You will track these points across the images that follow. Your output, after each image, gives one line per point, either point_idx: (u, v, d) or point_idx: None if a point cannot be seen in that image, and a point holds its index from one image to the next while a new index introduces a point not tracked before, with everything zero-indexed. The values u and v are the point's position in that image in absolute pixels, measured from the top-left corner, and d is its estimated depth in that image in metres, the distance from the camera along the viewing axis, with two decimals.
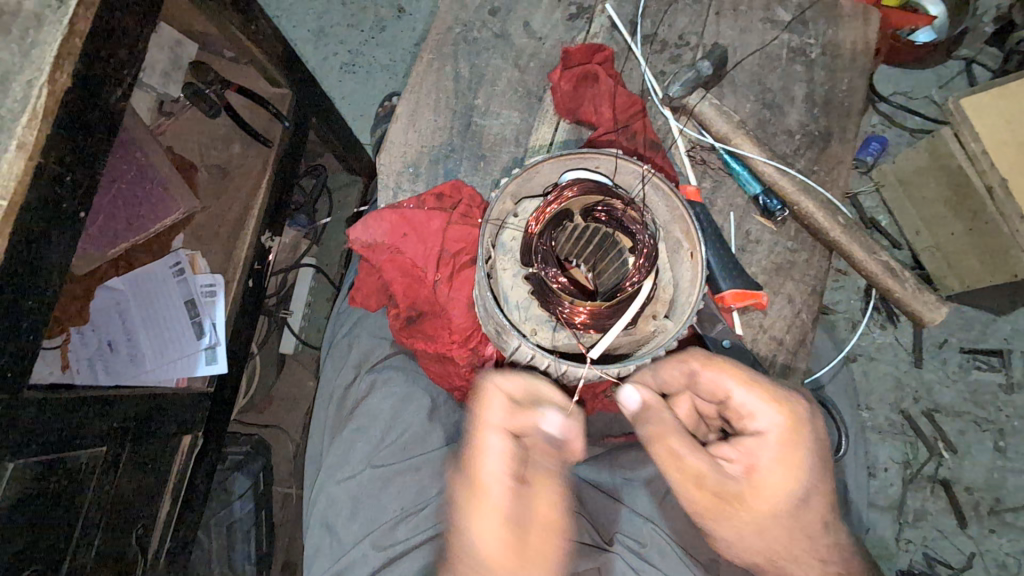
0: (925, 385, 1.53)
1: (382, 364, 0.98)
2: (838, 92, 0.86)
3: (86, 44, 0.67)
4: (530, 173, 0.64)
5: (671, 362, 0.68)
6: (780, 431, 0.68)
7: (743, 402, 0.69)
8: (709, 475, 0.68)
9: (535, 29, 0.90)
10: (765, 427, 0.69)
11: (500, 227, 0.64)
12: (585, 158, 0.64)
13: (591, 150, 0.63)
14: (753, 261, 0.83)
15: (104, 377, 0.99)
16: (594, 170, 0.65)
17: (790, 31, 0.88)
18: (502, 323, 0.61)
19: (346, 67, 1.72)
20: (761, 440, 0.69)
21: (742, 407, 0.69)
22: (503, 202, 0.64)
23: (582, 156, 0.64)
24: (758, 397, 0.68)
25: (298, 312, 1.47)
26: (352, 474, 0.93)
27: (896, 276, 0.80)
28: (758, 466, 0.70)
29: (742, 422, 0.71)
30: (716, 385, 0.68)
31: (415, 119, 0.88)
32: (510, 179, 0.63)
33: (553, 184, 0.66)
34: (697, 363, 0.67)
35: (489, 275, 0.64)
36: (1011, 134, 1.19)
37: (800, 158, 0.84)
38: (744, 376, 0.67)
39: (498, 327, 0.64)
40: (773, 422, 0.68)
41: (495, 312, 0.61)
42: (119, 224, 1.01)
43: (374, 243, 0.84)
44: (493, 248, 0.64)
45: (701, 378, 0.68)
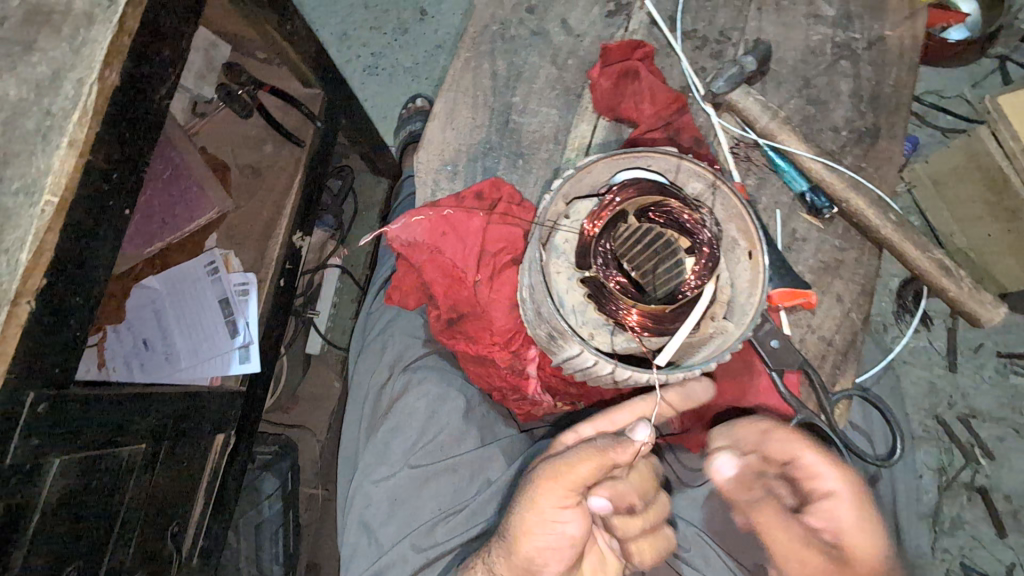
0: (960, 389, 1.49)
1: (417, 365, 0.97)
2: (885, 87, 0.84)
3: (134, 43, 0.67)
4: (582, 173, 0.63)
5: (744, 426, 0.72)
6: (850, 498, 0.67)
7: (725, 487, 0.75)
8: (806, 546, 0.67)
9: (572, 26, 0.89)
10: (834, 488, 0.67)
11: (553, 230, 0.64)
12: (638, 157, 0.64)
13: (644, 148, 0.63)
14: (799, 260, 0.81)
15: (139, 375, 1.00)
16: (647, 168, 0.64)
17: (834, 27, 0.86)
18: (562, 328, 0.60)
19: (369, 70, 1.73)
20: (835, 507, 0.67)
21: (811, 469, 0.68)
22: (556, 204, 0.63)
23: (635, 155, 0.63)
24: (827, 461, 0.68)
25: (325, 312, 1.47)
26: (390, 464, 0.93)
27: (951, 275, 0.78)
28: (842, 532, 0.67)
29: (809, 486, 0.69)
30: (785, 449, 0.69)
31: (452, 117, 0.88)
32: (564, 179, 0.63)
33: (605, 184, 0.65)
34: (770, 429, 0.70)
35: (544, 278, 0.63)
36: None
37: (847, 155, 0.83)
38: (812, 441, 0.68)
39: (554, 331, 0.63)
40: (842, 486, 0.67)
41: (555, 317, 0.60)
42: (155, 223, 1.01)
43: (416, 243, 0.85)
44: (547, 251, 0.64)
45: (771, 443, 0.70)
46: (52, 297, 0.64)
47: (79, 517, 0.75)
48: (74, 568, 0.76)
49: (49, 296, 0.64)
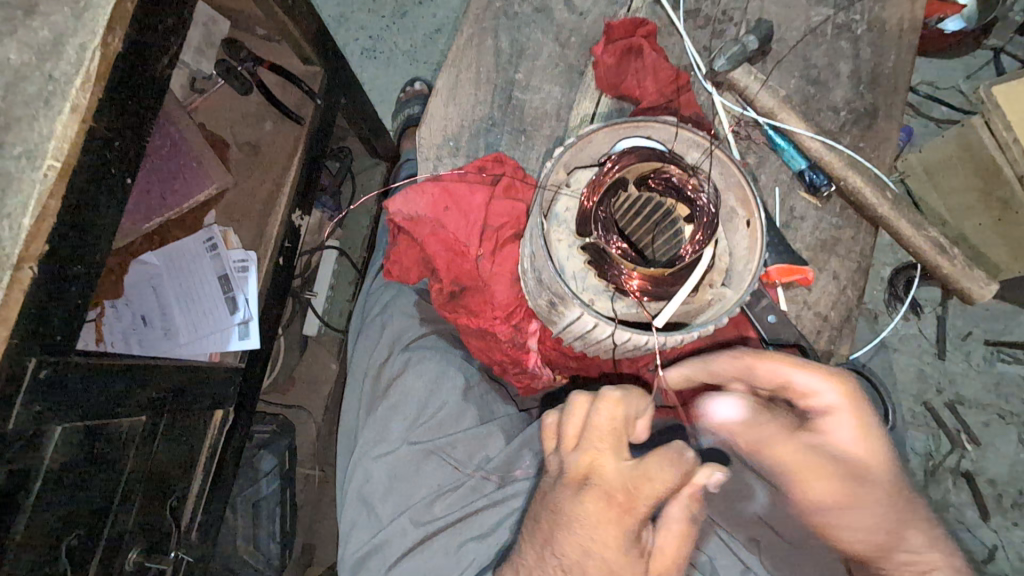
0: (949, 376, 1.52)
1: (417, 343, 0.98)
2: (884, 69, 0.85)
3: (137, 9, 0.67)
4: (583, 143, 0.64)
5: (724, 355, 0.71)
6: (847, 407, 0.68)
7: (804, 381, 0.68)
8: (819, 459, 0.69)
9: (576, 4, 0.89)
10: (831, 402, 0.68)
11: (555, 196, 0.64)
12: (639, 127, 0.64)
13: (646, 118, 0.63)
14: (797, 238, 0.82)
15: (138, 349, 1.00)
16: (647, 138, 0.65)
17: (836, 8, 0.87)
18: (564, 293, 0.60)
19: (367, 53, 1.72)
20: (835, 419, 0.68)
21: (805, 388, 0.68)
22: (557, 172, 0.64)
23: (636, 125, 0.64)
24: (816, 374, 0.68)
25: (323, 294, 1.47)
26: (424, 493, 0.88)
27: (943, 252, 0.79)
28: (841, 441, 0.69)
29: (806, 402, 0.70)
30: (773, 373, 0.69)
31: (455, 93, 0.88)
32: (565, 148, 0.63)
33: (605, 154, 0.66)
34: (752, 357, 0.68)
35: (546, 244, 0.63)
36: None
37: (845, 135, 0.84)
38: (796, 359, 0.68)
39: (555, 297, 0.64)
40: (840, 399, 0.68)
41: (557, 282, 0.60)
42: (154, 199, 1.01)
43: (418, 217, 0.85)
44: (548, 218, 0.64)
45: (757, 370, 0.69)
46: (55, 261, 0.64)
47: (80, 486, 0.75)
48: (74, 537, 0.77)
49: (52, 260, 0.64)
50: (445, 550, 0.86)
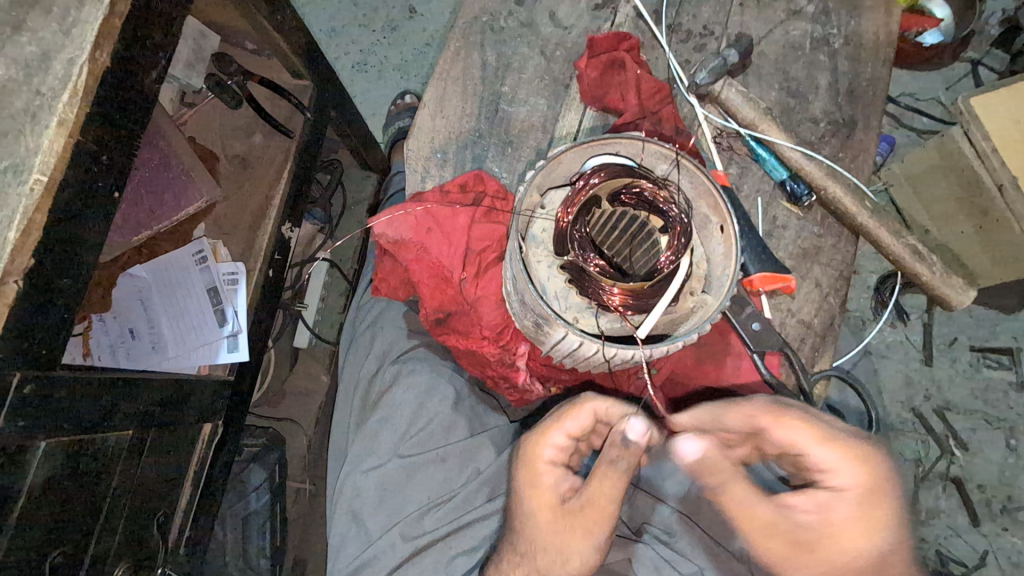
0: (936, 383, 1.53)
1: (405, 356, 0.98)
2: (861, 81, 0.87)
3: (125, 26, 0.68)
4: (553, 164, 0.65)
5: (740, 412, 0.69)
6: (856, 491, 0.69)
7: (821, 457, 0.69)
8: (781, 524, 0.70)
9: (560, 19, 0.91)
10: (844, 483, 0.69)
11: (530, 220, 0.65)
12: (607, 144, 0.65)
13: (612, 134, 0.65)
14: (780, 246, 0.84)
15: (125, 362, 0.99)
16: (615, 154, 0.66)
17: (813, 22, 0.89)
18: (547, 314, 0.61)
19: (358, 66, 1.73)
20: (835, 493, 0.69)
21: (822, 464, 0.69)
22: (531, 194, 0.65)
23: (604, 142, 0.65)
24: (834, 449, 0.69)
25: (314, 305, 1.47)
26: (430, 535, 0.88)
27: (922, 259, 0.81)
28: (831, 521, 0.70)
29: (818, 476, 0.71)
30: (794, 439, 0.69)
31: (442, 106, 0.89)
32: (536, 170, 0.64)
33: (576, 173, 0.67)
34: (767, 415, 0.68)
35: (525, 267, 0.64)
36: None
37: (825, 146, 0.86)
38: (824, 435, 0.68)
39: (541, 318, 0.65)
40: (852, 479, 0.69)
41: (539, 304, 0.61)
42: (143, 212, 1.01)
43: (401, 241, 0.85)
44: (525, 240, 0.65)
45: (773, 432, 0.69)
46: (41, 275, 0.64)
47: (63, 503, 0.75)
48: (59, 554, 0.76)
49: (37, 275, 0.64)
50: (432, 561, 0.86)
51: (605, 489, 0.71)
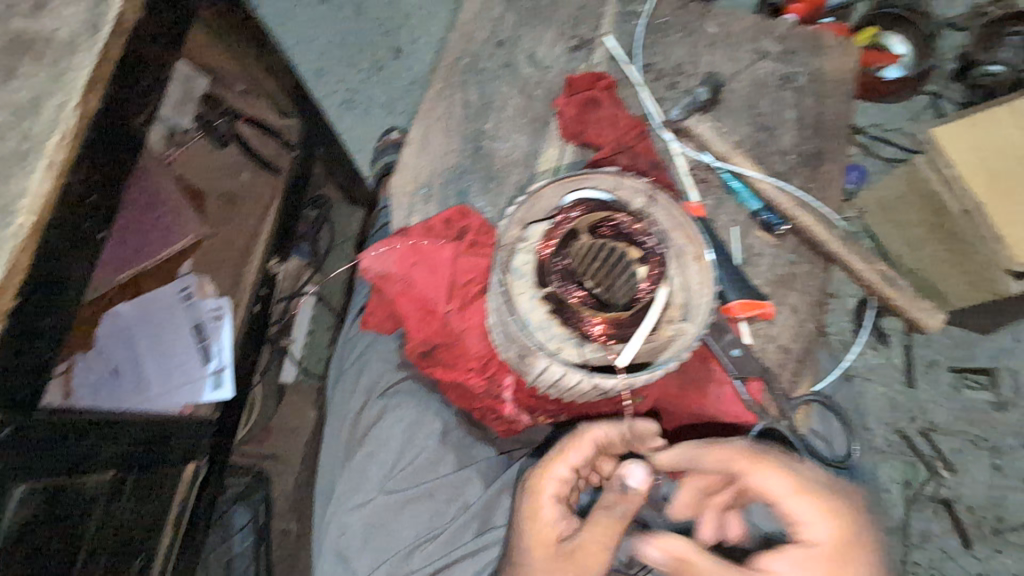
0: (920, 405, 1.55)
1: (392, 390, 0.98)
2: (826, 115, 0.92)
3: (114, 71, 0.70)
4: (534, 199, 0.68)
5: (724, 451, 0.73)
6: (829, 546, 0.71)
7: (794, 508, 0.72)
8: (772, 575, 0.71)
9: (539, 60, 0.95)
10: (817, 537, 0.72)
11: (512, 253, 0.67)
12: (585, 179, 0.67)
13: (590, 170, 0.67)
14: (757, 273, 0.86)
15: (105, 401, 0.97)
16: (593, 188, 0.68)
17: (778, 61, 0.94)
18: (531, 345, 0.64)
19: (345, 104, 1.78)
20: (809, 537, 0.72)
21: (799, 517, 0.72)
22: (512, 228, 0.67)
23: (581, 177, 0.67)
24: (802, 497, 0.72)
25: (301, 339, 1.47)
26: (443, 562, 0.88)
27: (892, 284, 0.85)
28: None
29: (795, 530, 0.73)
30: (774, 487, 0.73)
31: (426, 143, 0.92)
32: (518, 206, 0.67)
33: (556, 207, 0.69)
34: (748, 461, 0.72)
35: (509, 300, 0.66)
36: (988, 170, 1.24)
37: (794, 177, 0.89)
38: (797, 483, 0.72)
39: (525, 348, 0.67)
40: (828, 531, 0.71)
41: (523, 334, 0.64)
42: (128, 249, 1.00)
43: (388, 274, 0.87)
44: (508, 273, 0.67)
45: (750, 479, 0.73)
46: (23, 317, 0.64)
47: (37, 552, 0.72)
48: None
49: (19, 316, 0.64)
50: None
51: (605, 527, 0.72)
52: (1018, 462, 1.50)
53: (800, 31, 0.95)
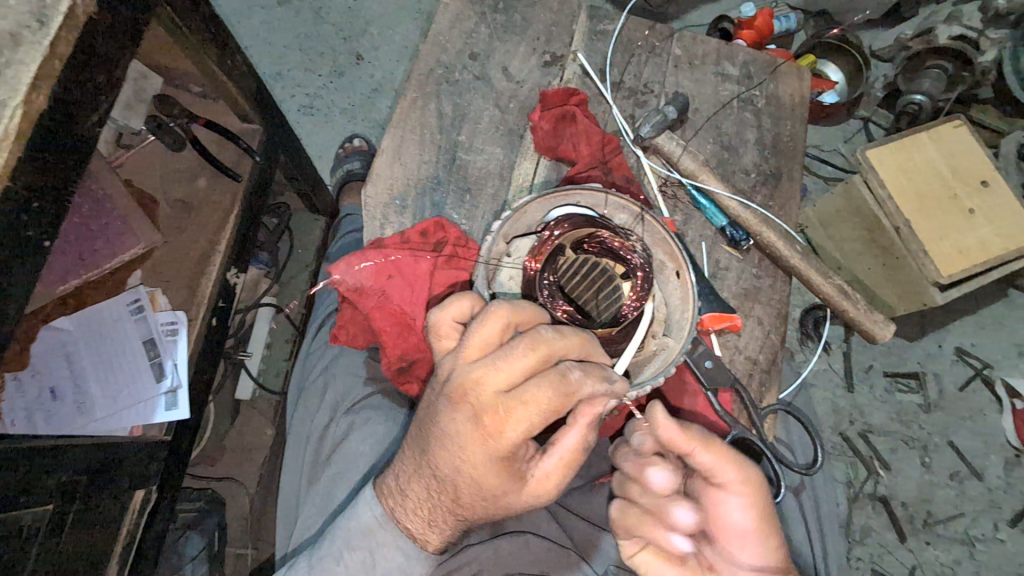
0: (859, 409, 1.65)
1: (360, 406, 0.95)
2: (783, 137, 0.97)
3: (66, 67, 0.65)
4: (519, 214, 0.67)
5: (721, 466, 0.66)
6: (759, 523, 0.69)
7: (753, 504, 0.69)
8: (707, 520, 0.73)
9: (512, 73, 0.96)
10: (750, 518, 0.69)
11: (497, 269, 0.68)
12: (568, 195, 0.69)
13: (573, 186, 0.68)
14: (725, 286, 0.90)
15: (44, 427, 0.89)
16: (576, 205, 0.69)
17: (739, 84, 0.99)
18: None
19: (304, 109, 1.73)
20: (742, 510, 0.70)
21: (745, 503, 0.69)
22: (497, 244, 0.67)
23: (565, 193, 0.69)
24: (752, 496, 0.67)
25: (258, 353, 1.41)
26: (352, 513, 0.71)
27: (848, 298, 0.89)
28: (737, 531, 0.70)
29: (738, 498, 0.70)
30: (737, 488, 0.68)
31: (400, 153, 0.91)
32: (502, 220, 0.65)
33: (540, 222, 0.70)
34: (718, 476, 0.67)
35: None
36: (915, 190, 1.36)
37: (757, 194, 0.94)
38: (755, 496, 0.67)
39: None
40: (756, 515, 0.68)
41: None
42: (71, 259, 0.93)
43: (362, 288, 0.85)
44: (493, 289, 0.68)
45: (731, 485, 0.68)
46: None
47: None
48: None
49: None
50: (364, 555, 0.70)
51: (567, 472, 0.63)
52: (945, 459, 1.61)
53: (759, 56, 1.00)
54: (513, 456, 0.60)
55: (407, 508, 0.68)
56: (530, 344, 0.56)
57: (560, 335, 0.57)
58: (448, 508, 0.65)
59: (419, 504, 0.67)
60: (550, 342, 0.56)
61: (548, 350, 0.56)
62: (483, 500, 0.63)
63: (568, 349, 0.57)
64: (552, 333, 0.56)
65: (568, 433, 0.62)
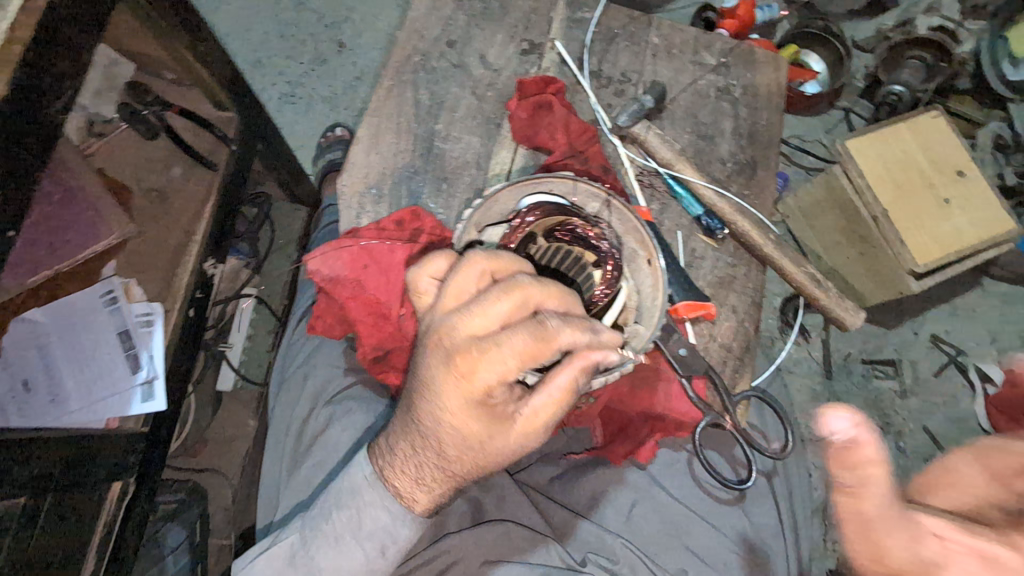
0: (836, 395, 1.68)
1: (340, 396, 0.95)
2: (759, 126, 0.98)
3: (27, 51, 0.63)
4: (491, 203, 0.68)
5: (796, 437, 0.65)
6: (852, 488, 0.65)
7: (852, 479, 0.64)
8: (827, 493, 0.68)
9: (491, 61, 0.95)
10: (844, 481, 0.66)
11: None
12: (541, 183, 0.70)
13: (546, 174, 0.69)
14: (700, 275, 0.91)
15: (16, 419, 0.86)
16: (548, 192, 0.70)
17: (715, 73, 0.99)
18: None
19: (285, 98, 1.71)
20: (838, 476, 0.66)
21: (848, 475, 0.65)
22: (468, 232, 0.68)
23: (538, 181, 0.69)
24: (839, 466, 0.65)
25: (239, 345, 1.40)
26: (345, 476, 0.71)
27: (819, 286, 0.90)
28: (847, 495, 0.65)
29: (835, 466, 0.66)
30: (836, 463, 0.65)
31: (376, 141, 0.90)
32: (474, 209, 0.68)
33: (512, 210, 0.70)
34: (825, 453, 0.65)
35: None
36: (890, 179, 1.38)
37: (732, 183, 0.95)
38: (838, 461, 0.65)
39: None
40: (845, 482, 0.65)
41: None
42: (41, 249, 0.90)
43: (338, 278, 0.85)
44: None
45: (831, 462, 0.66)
46: None
47: None
48: None
49: None
50: (352, 516, 0.69)
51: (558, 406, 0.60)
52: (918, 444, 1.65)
53: (736, 46, 1.01)
54: (493, 403, 0.60)
55: (397, 466, 0.68)
56: (504, 288, 0.57)
57: (537, 282, 0.58)
58: (436, 465, 0.64)
59: (406, 461, 0.67)
60: (525, 288, 0.57)
61: (522, 295, 0.57)
62: (467, 451, 0.62)
63: (543, 297, 0.58)
64: (527, 279, 0.57)
65: (561, 372, 0.59)
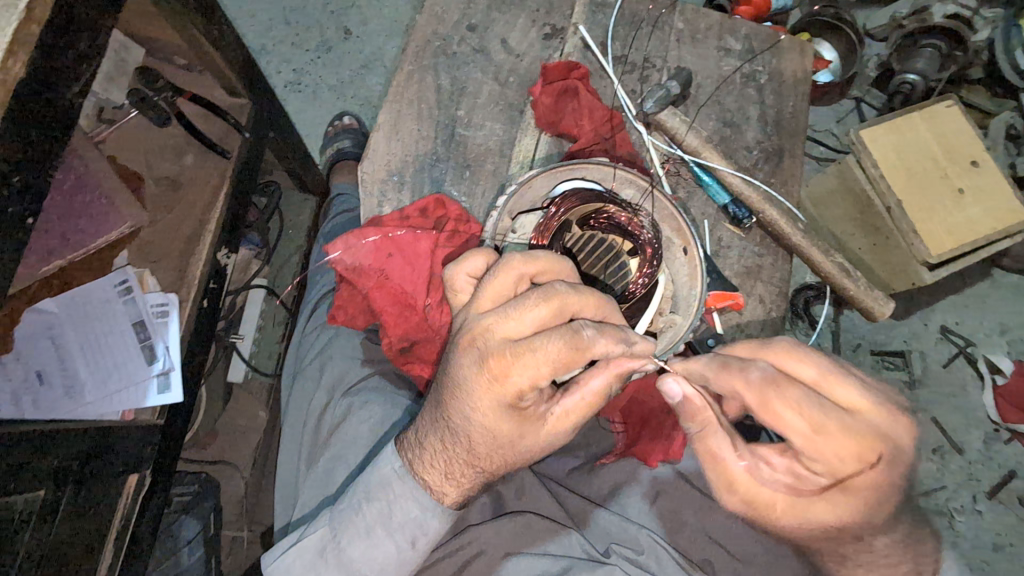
0: None
1: (358, 387, 0.93)
2: (785, 113, 0.96)
3: (45, 31, 0.61)
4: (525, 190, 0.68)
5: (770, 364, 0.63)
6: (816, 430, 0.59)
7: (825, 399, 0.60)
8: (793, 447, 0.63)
9: (512, 46, 0.93)
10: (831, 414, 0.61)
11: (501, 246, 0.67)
12: (575, 169, 0.69)
13: (579, 160, 0.68)
14: (726, 265, 0.90)
15: (32, 412, 0.87)
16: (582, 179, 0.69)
17: (741, 59, 0.97)
18: None
19: (292, 86, 1.68)
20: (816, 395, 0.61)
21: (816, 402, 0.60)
22: (501, 220, 0.67)
23: (571, 168, 0.68)
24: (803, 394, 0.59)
25: (250, 336, 1.39)
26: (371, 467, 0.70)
27: (849, 276, 0.89)
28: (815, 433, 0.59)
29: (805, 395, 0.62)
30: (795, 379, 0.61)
31: (397, 128, 0.88)
32: (507, 195, 0.68)
33: (544, 198, 0.69)
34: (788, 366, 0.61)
35: None
36: (908, 169, 1.36)
37: (759, 171, 0.93)
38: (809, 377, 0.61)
39: None
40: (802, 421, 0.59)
41: None
42: (53, 239, 0.89)
43: (362, 267, 0.83)
44: None
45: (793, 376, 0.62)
46: None
47: None
48: None
49: None
50: (382, 506, 0.68)
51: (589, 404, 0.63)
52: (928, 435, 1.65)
53: (762, 31, 0.99)
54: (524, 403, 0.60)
55: (425, 461, 0.67)
56: (545, 294, 0.56)
57: (574, 290, 0.57)
58: (465, 461, 0.64)
59: (435, 457, 0.66)
60: (563, 295, 0.56)
61: (560, 302, 0.56)
62: (498, 448, 0.62)
63: (582, 305, 0.57)
64: (566, 287, 0.56)
65: (595, 377, 0.61)
